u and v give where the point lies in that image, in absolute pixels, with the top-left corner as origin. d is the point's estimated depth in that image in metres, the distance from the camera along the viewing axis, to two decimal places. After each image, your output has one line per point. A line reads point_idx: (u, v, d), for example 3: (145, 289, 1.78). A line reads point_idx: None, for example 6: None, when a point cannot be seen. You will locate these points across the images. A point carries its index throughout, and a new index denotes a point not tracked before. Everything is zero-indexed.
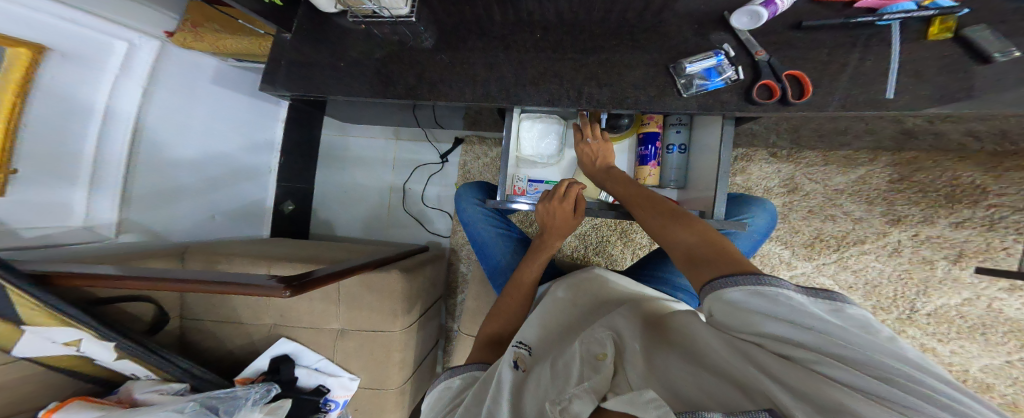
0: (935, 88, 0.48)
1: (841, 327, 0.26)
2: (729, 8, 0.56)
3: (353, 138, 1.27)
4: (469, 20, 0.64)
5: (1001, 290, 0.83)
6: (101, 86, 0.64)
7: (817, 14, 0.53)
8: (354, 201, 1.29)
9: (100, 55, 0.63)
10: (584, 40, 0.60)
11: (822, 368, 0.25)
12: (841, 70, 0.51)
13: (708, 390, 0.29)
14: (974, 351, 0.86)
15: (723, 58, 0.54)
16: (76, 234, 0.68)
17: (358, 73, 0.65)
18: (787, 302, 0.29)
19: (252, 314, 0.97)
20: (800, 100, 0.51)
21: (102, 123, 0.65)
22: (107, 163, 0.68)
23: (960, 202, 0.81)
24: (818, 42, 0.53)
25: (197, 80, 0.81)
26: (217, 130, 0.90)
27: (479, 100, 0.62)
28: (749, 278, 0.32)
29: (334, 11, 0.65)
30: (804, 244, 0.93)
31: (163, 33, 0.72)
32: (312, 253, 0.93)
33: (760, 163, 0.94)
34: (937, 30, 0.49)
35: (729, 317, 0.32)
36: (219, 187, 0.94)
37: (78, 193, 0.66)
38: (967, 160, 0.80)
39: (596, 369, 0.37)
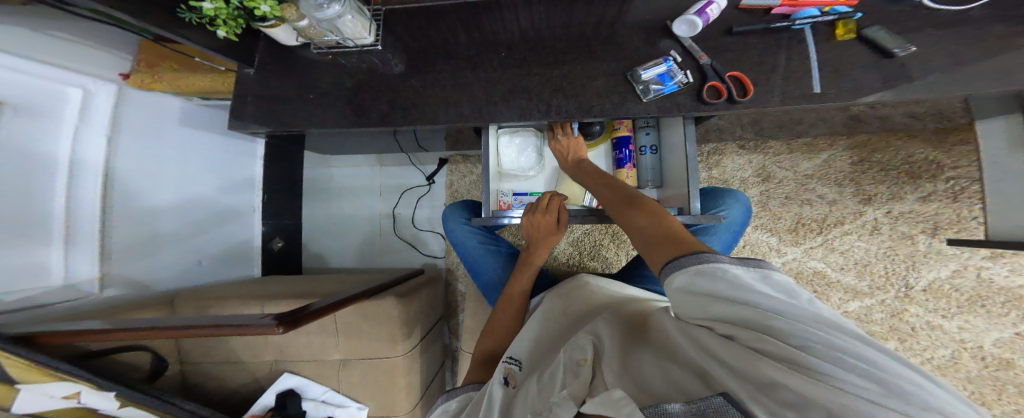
0: (857, 82, 0.53)
1: (772, 297, 0.26)
2: (670, 16, 0.60)
3: (337, 168, 1.30)
4: (436, 44, 0.67)
5: (984, 258, 0.85)
6: (59, 137, 0.66)
7: (742, 20, 0.57)
8: (348, 232, 1.32)
9: (54, 106, 0.65)
10: (545, 54, 0.63)
11: (758, 345, 0.25)
12: (773, 71, 0.55)
13: (674, 381, 0.31)
14: (982, 326, 0.85)
15: (673, 64, 0.58)
16: (58, 293, 0.69)
17: (329, 103, 0.68)
18: (725, 278, 0.28)
19: (251, 353, 0.97)
20: (744, 98, 0.54)
21: (66, 175, 0.67)
22: (79, 217, 0.69)
23: (921, 177, 0.85)
24: (748, 45, 0.57)
25: (164, 122, 0.83)
26: (194, 174, 0.91)
27: (455, 121, 0.65)
28: (692, 258, 0.31)
29: (296, 43, 0.67)
30: (788, 230, 0.94)
31: (117, 76, 0.75)
32: (308, 288, 0.94)
33: (731, 156, 0.97)
34: (842, 31, 0.54)
35: (681, 300, 0.32)
36: (204, 231, 0.95)
37: (54, 253, 0.67)
38: (914, 138, 0.86)
39: (576, 374, 0.38)
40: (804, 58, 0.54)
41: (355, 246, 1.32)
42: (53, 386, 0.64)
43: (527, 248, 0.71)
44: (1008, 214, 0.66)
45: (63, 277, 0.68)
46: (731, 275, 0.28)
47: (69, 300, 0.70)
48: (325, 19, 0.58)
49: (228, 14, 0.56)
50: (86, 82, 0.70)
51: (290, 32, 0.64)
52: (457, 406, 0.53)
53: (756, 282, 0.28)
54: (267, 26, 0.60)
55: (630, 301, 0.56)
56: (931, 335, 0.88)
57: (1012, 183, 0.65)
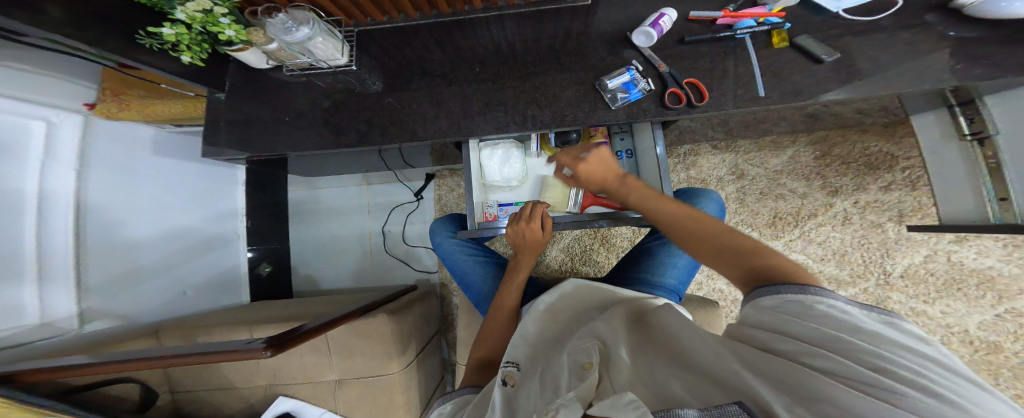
0: (800, 82, 0.56)
1: (870, 331, 0.27)
2: (628, 28, 0.63)
3: (323, 189, 1.30)
4: (411, 63, 0.69)
5: (952, 242, 0.89)
6: (27, 173, 0.64)
7: (691, 30, 0.61)
8: (339, 251, 1.31)
9: (19, 141, 0.63)
10: (518, 67, 0.65)
11: (812, 360, 0.27)
12: (724, 75, 0.58)
13: (690, 388, 0.31)
14: (962, 309, 0.88)
15: (635, 72, 0.60)
16: (33, 331, 0.67)
17: (306, 124, 0.69)
18: (824, 309, 0.29)
19: (243, 379, 0.95)
20: (702, 103, 0.57)
21: (37, 215, 0.65)
22: (53, 258, 0.68)
23: (880, 168, 0.90)
24: (699, 53, 0.60)
25: (135, 152, 0.82)
26: (171, 203, 0.90)
27: (434, 136, 0.66)
28: (797, 291, 0.32)
29: (268, 66, 0.69)
30: (767, 224, 0.97)
31: (83, 106, 0.73)
32: (297, 310, 0.93)
33: (706, 156, 1.00)
34: (777, 39, 0.58)
35: (757, 318, 0.33)
36: (187, 260, 0.94)
37: (27, 291, 0.65)
38: (868, 132, 0.90)
39: (583, 378, 0.38)
40: (746, 63, 0.58)
41: (345, 266, 1.31)
42: None
43: (514, 258, 0.72)
44: (956, 200, 0.70)
45: (39, 316, 0.67)
46: (834, 306, 0.29)
47: (49, 338, 0.69)
48: (297, 43, 0.59)
49: (191, 39, 0.57)
50: (50, 115, 0.68)
51: (259, 55, 0.65)
52: (451, 409, 0.52)
53: (867, 320, 0.28)
54: (234, 49, 0.61)
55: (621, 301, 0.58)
56: (917, 320, 0.90)
57: (953, 166, 0.69)
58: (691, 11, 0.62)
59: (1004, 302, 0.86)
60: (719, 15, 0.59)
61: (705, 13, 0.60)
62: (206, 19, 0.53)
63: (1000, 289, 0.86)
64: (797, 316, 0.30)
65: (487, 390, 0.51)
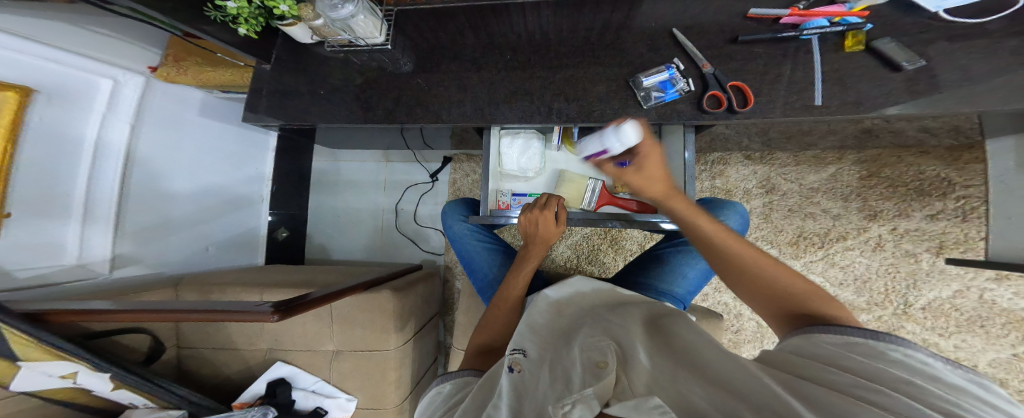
0: (858, 94, 0.51)
1: (954, 385, 0.25)
2: (677, 23, 0.59)
3: (345, 163, 1.31)
4: (442, 45, 0.68)
5: (989, 280, 0.83)
6: (88, 121, 0.67)
7: (747, 29, 0.57)
8: (350, 225, 1.32)
9: (85, 93, 0.66)
10: (551, 58, 0.63)
11: (871, 395, 0.26)
12: (776, 80, 0.54)
13: (709, 399, 0.30)
14: (978, 345, 0.85)
15: (675, 71, 0.57)
16: (70, 272, 0.70)
17: (337, 99, 0.68)
18: (893, 353, 0.28)
19: (247, 340, 0.99)
20: (745, 109, 0.54)
21: (93, 161, 0.68)
22: (99, 201, 0.70)
23: (930, 195, 0.83)
24: (754, 54, 0.56)
25: (184, 114, 0.85)
26: (206, 161, 0.92)
27: (458, 121, 0.66)
28: (860, 330, 0.31)
29: (311, 41, 0.68)
30: (789, 243, 0.93)
31: (147, 69, 0.77)
32: (305, 277, 0.96)
33: (736, 166, 0.94)
34: (852, 42, 0.53)
35: (813, 349, 0.33)
36: (212, 218, 0.96)
37: (72, 228, 0.67)
38: (927, 155, 0.82)
39: (598, 376, 0.38)
40: (808, 69, 0.53)
41: (356, 239, 1.32)
42: (53, 366, 0.67)
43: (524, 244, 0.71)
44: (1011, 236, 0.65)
45: (77, 257, 0.70)
46: (905, 354, 0.28)
47: (82, 280, 0.72)
48: (339, 19, 0.58)
49: (249, 13, 0.57)
50: (118, 74, 0.71)
51: (306, 30, 0.65)
52: (451, 388, 0.52)
53: (956, 377, 0.26)
54: (286, 24, 0.61)
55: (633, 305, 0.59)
56: None
57: (1018, 203, 0.64)
58: (750, 8, 0.57)
59: None
60: (784, 14, 0.54)
61: (767, 11, 0.56)
62: None
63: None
64: (863, 356, 0.29)
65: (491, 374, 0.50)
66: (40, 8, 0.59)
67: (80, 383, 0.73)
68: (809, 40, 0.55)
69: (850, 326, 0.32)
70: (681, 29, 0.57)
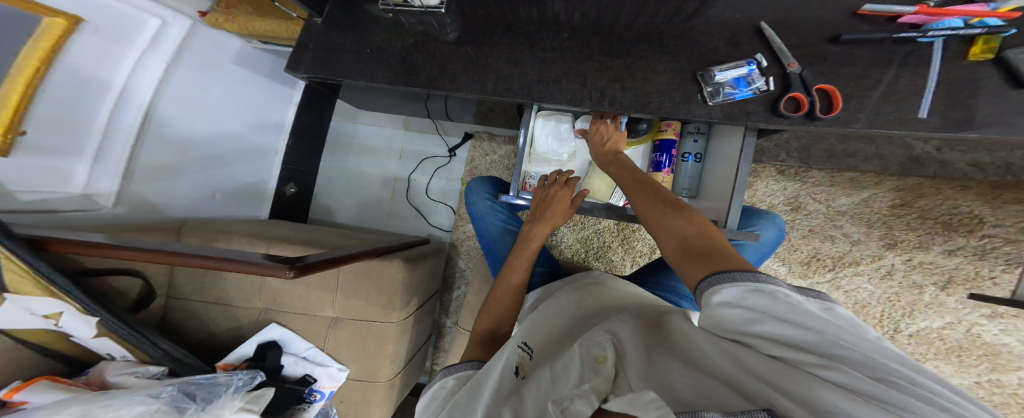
0: (964, 109, 0.48)
1: (839, 326, 0.28)
2: (765, 17, 0.56)
3: (363, 125, 1.25)
4: (494, 16, 0.64)
5: (982, 316, 0.86)
6: (122, 63, 0.64)
7: (856, 29, 0.53)
8: (358, 191, 1.28)
9: (133, 30, 0.64)
10: (610, 42, 0.61)
11: (824, 372, 0.26)
12: (873, 87, 0.51)
13: (710, 396, 0.31)
14: (948, 372, 0.89)
15: (754, 68, 0.54)
16: (73, 201, 0.66)
17: (382, 60, 0.65)
18: (786, 300, 0.30)
19: (242, 297, 0.95)
20: (828, 115, 0.51)
21: (117, 100, 0.65)
22: (117, 131, 0.67)
23: (955, 230, 0.83)
24: (852, 56, 0.52)
25: (219, 59, 0.82)
26: (228, 109, 0.89)
27: (503, 95, 0.63)
28: (747, 274, 0.33)
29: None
30: (801, 262, 0.95)
31: (196, 13, 0.75)
32: (313, 237, 0.92)
33: (766, 180, 0.94)
34: (978, 50, 0.48)
35: (727, 314, 0.33)
36: (221, 165, 0.92)
37: (81, 166, 0.64)
38: (967, 189, 0.81)
39: (597, 371, 0.39)
40: (919, 78, 0.50)
41: (362, 208, 1.28)
42: (41, 304, 0.61)
43: (529, 217, 0.69)
44: None
45: (83, 187, 0.66)
46: (793, 300, 0.30)
47: (81, 211, 0.67)
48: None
49: None
50: (166, 15, 0.69)
51: None
52: (454, 384, 0.52)
53: (828, 315, 0.30)
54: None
55: (644, 302, 0.60)
56: None
57: None
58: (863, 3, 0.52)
59: (992, 374, 0.87)
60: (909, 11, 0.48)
61: (884, 6, 0.50)
62: None
63: (999, 363, 0.87)
64: (778, 317, 0.30)
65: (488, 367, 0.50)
66: None
67: (62, 326, 0.67)
68: (932, 42, 0.50)
69: (739, 271, 0.34)
70: (771, 23, 0.54)
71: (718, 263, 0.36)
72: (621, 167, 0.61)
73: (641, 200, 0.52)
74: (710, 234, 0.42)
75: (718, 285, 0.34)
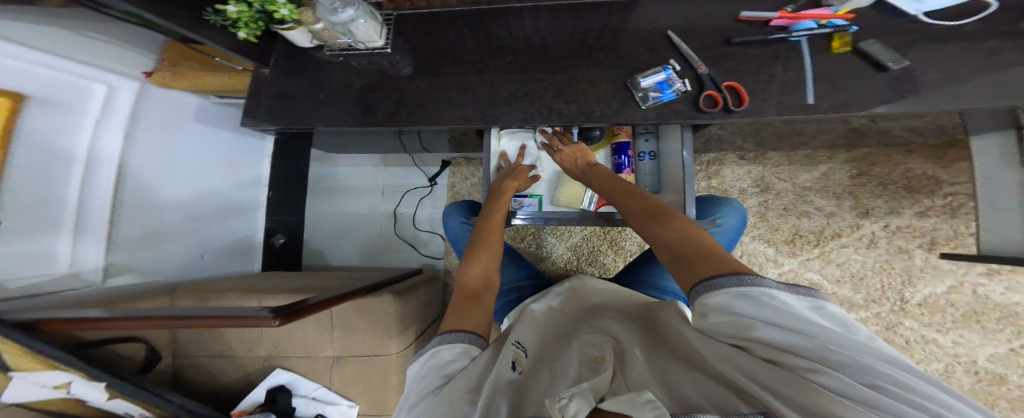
0: (847, 93, 0.52)
1: (827, 328, 0.29)
2: (672, 26, 0.60)
3: (342, 167, 1.33)
4: (444, 47, 0.69)
5: (980, 275, 0.85)
6: (82, 132, 0.66)
7: (739, 30, 0.58)
8: (350, 230, 1.34)
9: (80, 102, 0.66)
10: (549, 60, 0.64)
11: (817, 377, 0.27)
12: (769, 80, 0.55)
13: (709, 396, 0.34)
14: (976, 341, 0.86)
15: (672, 72, 0.58)
16: (61, 282, 0.68)
17: (338, 102, 0.69)
18: (771, 302, 0.31)
19: (245, 346, 0.98)
20: (740, 108, 0.54)
21: (84, 168, 0.67)
22: (91, 205, 0.69)
23: (919, 192, 0.86)
24: (745, 56, 0.57)
25: (181, 119, 0.85)
26: (204, 168, 0.93)
27: (460, 122, 0.66)
28: (731, 279, 0.35)
29: (311, 45, 0.70)
30: (786, 241, 0.95)
31: (142, 74, 0.77)
32: (305, 283, 0.96)
33: (730, 166, 0.97)
34: (839, 43, 0.54)
35: (720, 320, 0.34)
36: (207, 226, 0.95)
37: (62, 241, 0.66)
38: (914, 154, 0.85)
39: (596, 369, 0.42)
40: (799, 68, 0.54)
41: (356, 244, 1.33)
42: (50, 376, 0.66)
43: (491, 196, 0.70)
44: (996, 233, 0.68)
45: (67, 266, 0.68)
46: (778, 302, 0.31)
47: (73, 289, 0.70)
48: (340, 24, 0.60)
49: (250, 17, 0.58)
50: (113, 80, 0.71)
51: (305, 34, 0.66)
52: (456, 355, 0.45)
53: (815, 314, 0.31)
54: (285, 28, 0.62)
55: (631, 297, 0.65)
56: (925, 348, 0.88)
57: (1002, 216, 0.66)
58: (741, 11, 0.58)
59: (1022, 338, 0.84)
60: (774, 15, 0.55)
61: (757, 13, 0.56)
62: None
63: (1021, 325, 0.83)
64: (768, 322, 0.31)
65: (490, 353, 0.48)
66: (38, 14, 0.58)
67: (74, 393, 0.70)
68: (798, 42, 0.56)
69: (722, 276, 0.36)
70: (677, 30, 0.58)
71: (702, 265, 0.39)
72: (600, 175, 0.65)
73: (629, 210, 0.55)
74: (695, 238, 0.44)
75: (706, 293, 0.36)
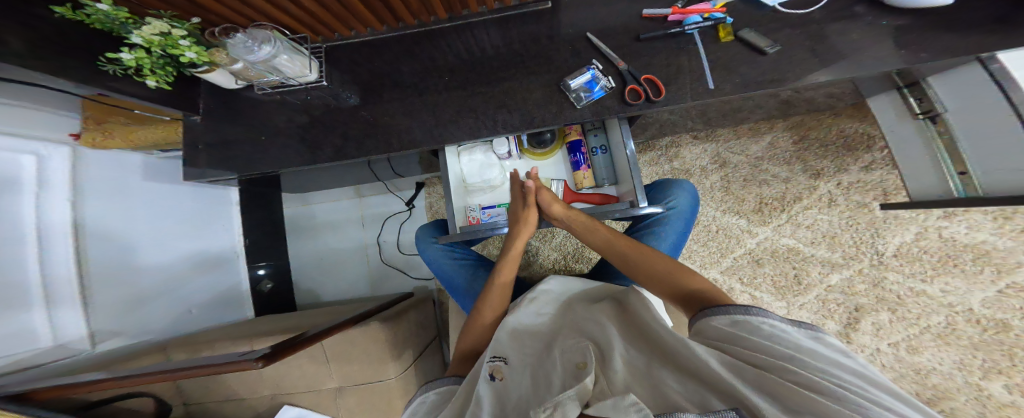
0: (742, 76, 0.59)
1: (812, 349, 0.34)
2: (590, 28, 0.65)
3: (317, 205, 1.34)
4: (383, 77, 0.71)
5: (940, 218, 0.88)
6: (22, 207, 0.64)
7: (647, 28, 0.64)
8: (338, 263, 1.35)
9: (13, 175, 0.63)
10: (486, 74, 0.66)
11: (791, 378, 0.32)
12: (678, 71, 0.61)
13: (692, 398, 0.35)
14: (962, 287, 0.87)
15: (596, 71, 0.62)
16: (52, 352, 0.69)
17: (286, 141, 0.71)
18: (768, 326, 0.37)
19: (248, 389, 0.98)
20: (660, 97, 0.59)
21: (37, 244, 0.66)
22: (57, 279, 0.69)
23: (857, 149, 0.92)
24: (655, 49, 0.62)
25: (128, 179, 0.84)
26: (164, 225, 0.91)
27: (410, 147, 0.67)
28: (739, 308, 0.40)
29: (239, 86, 0.71)
30: (754, 210, 0.99)
31: (69, 137, 0.74)
32: (289, 324, 0.97)
33: (687, 146, 1.03)
34: (723, 33, 0.61)
35: (719, 332, 0.40)
36: (183, 282, 0.95)
37: (37, 315, 0.66)
38: (841, 115, 0.93)
39: (578, 376, 0.39)
40: (695, 58, 0.60)
41: (345, 277, 1.35)
42: None
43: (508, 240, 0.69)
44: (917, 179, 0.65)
45: (53, 338, 0.68)
46: (775, 326, 0.37)
47: (67, 358, 0.70)
48: (260, 62, 0.59)
49: (153, 63, 0.59)
50: (39, 148, 0.68)
51: (227, 75, 0.67)
52: (437, 398, 0.48)
53: (806, 338, 0.36)
54: (200, 71, 0.63)
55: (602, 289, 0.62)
56: (919, 301, 0.89)
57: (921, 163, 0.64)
58: (644, 9, 0.64)
59: (1006, 277, 0.85)
60: (668, 12, 0.62)
61: (657, 10, 0.63)
62: (164, 42, 0.55)
63: (998, 264, 0.85)
64: (760, 336, 0.37)
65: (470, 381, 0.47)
66: None
67: None
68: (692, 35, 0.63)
69: (730, 305, 0.42)
70: (594, 32, 0.62)
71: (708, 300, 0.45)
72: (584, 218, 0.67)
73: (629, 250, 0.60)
74: (724, 295, 0.46)
75: (713, 315, 0.42)
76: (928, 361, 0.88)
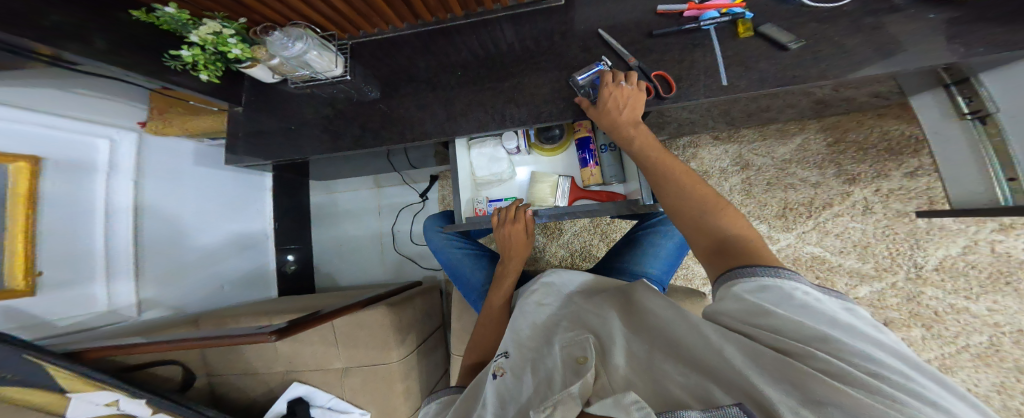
0: (762, 73, 0.56)
1: (847, 326, 0.27)
2: (602, 24, 0.63)
3: (340, 193, 1.38)
4: (398, 70, 0.71)
5: (994, 231, 0.80)
6: (95, 184, 0.71)
7: (660, 24, 0.61)
8: (353, 250, 1.39)
9: (87, 157, 0.70)
10: (496, 68, 0.66)
11: (816, 364, 0.26)
12: (691, 67, 0.58)
13: (690, 389, 0.30)
14: (1014, 306, 0.79)
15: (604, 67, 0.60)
16: (104, 317, 0.73)
17: (308, 132, 0.73)
18: (803, 298, 0.29)
19: (264, 364, 1.04)
20: (670, 94, 0.58)
21: (106, 219, 0.72)
22: (117, 250, 0.75)
23: (903, 153, 0.85)
24: (668, 45, 0.60)
25: (180, 165, 0.89)
26: (210, 206, 0.97)
27: (421, 139, 0.68)
28: (767, 270, 0.32)
29: (275, 80, 0.73)
30: (777, 215, 0.94)
31: (137, 124, 0.81)
32: (312, 304, 1.01)
33: (707, 147, 0.99)
34: (742, 29, 0.58)
35: (737, 303, 0.32)
36: (221, 259, 1.00)
37: (98, 285, 0.72)
38: (886, 116, 0.85)
39: (579, 372, 0.37)
40: (710, 54, 0.58)
41: (359, 262, 1.39)
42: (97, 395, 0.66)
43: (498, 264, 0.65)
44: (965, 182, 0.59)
45: (107, 304, 0.74)
46: (809, 297, 0.29)
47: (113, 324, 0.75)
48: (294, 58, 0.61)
49: (207, 59, 0.62)
50: (112, 133, 0.75)
51: (267, 70, 0.69)
52: (437, 406, 0.50)
53: (839, 311, 0.29)
54: (245, 67, 0.66)
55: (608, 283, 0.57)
56: (958, 319, 0.83)
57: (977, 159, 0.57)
58: (659, 5, 0.62)
59: None
60: (684, 8, 0.59)
61: (671, 6, 0.60)
62: (217, 40, 0.59)
63: None
64: (788, 308, 0.29)
65: (475, 384, 0.48)
66: (26, 82, 0.62)
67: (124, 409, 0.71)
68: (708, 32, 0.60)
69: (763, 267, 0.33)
70: (606, 28, 0.61)
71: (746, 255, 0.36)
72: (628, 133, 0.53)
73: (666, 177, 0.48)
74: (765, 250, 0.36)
75: (738, 279, 0.33)
76: (961, 382, 0.82)
